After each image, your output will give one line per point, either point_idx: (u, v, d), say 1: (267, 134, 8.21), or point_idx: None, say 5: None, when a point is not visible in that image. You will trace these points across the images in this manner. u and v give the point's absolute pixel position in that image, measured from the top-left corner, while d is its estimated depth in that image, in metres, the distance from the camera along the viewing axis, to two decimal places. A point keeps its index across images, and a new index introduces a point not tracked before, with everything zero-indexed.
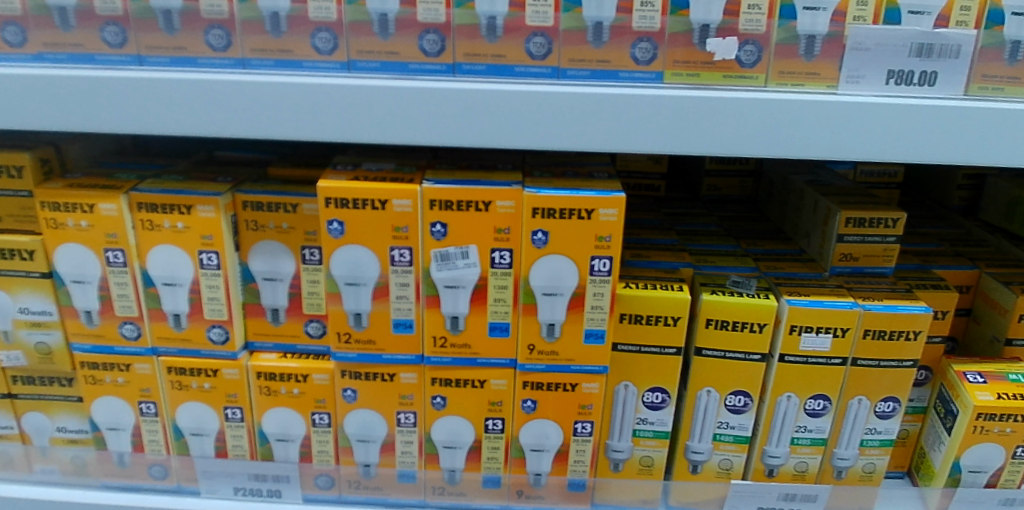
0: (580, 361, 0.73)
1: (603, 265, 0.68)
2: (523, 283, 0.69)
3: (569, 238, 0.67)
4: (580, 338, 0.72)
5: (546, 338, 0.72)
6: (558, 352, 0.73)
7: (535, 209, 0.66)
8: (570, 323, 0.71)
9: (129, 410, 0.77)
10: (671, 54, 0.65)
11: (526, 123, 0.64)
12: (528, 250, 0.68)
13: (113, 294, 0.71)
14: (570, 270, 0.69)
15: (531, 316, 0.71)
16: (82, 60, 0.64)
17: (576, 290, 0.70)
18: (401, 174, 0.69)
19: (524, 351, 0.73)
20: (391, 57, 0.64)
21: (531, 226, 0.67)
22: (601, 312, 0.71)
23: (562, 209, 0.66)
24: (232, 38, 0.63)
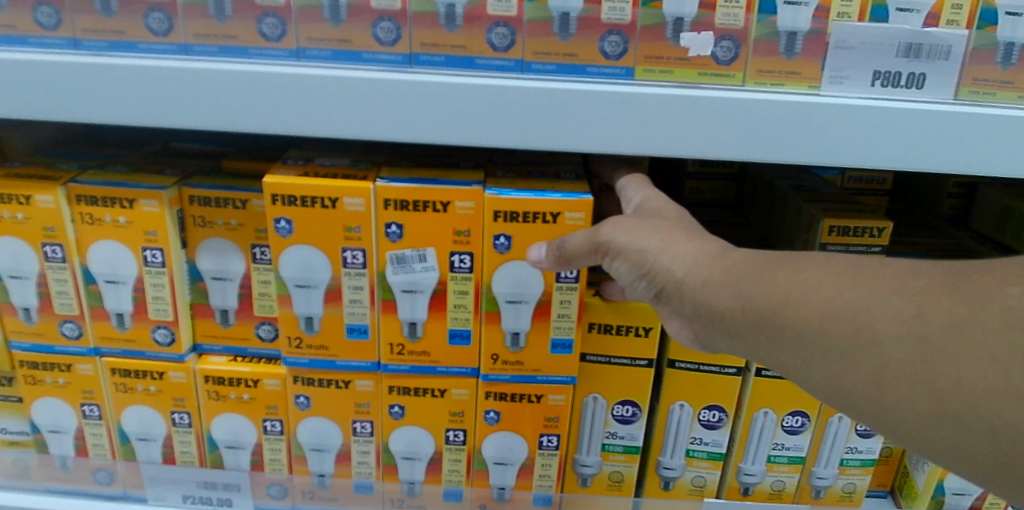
0: (546, 372, 0.70)
1: (569, 271, 0.65)
2: (486, 290, 0.66)
3: (533, 243, 0.64)
4: (546, 348, 0.69)
5: (510, 348, 0.68)
6: (522, 362, 0.69)
7: (496, 212, 0.62)
8: (535, 331, 0.68)
9: (71, 413, 0.73)
10: (642, 48, 0.62)
11: (485, 119, 0.60)
12: (490, 255, 0.64)
13: (53, 290, 0.67)
14: (535, 276, 0.65)
15: (495, 324, 0.67)
16: (16, 43, 0.61)
17: (541, 297, 0.66)
18: (355, 171, 0.66)
19: (487, 361, 0.69)
20: (344, 45, 0.60)
21: (492, 230, 0.63)
22: (568, 321, 0.67)
23: (526, 211, 0.62)
24: (174, 22, 0.60)
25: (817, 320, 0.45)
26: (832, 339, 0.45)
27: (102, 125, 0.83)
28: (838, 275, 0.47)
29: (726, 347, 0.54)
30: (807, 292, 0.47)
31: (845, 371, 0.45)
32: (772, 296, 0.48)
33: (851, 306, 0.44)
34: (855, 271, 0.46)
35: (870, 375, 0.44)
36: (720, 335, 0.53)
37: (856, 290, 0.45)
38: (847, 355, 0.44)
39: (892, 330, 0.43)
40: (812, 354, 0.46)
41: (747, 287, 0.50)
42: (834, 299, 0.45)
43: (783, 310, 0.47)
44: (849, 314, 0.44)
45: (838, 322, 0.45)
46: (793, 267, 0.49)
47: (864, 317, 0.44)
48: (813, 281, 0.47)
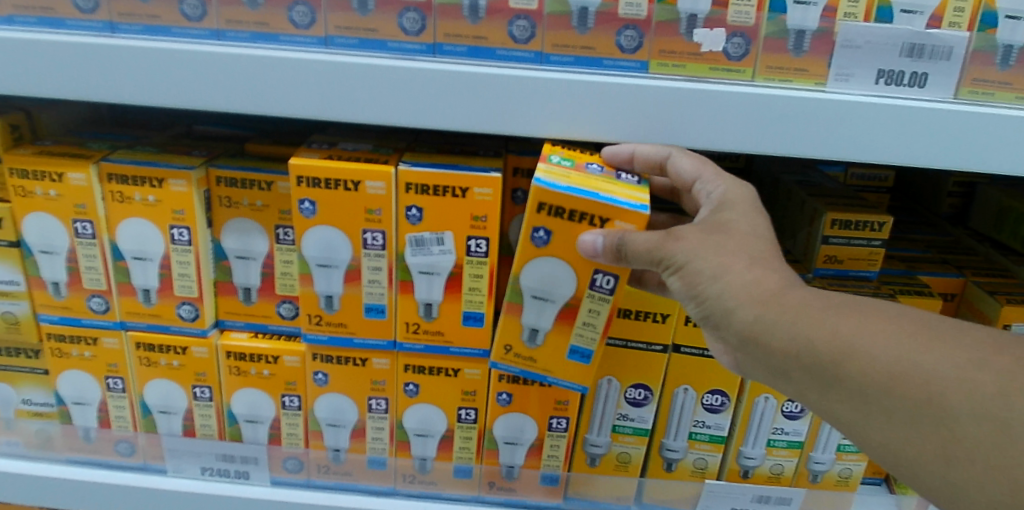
0: (558, 375, 0.68)
1: (605, 281, 0.63)
2: (514, 279, 0.65)
3: (573, 242, 0.62)
4: (562, 351, 0.67)
5: (525, 342, 0.67)
6: (534, 359, 0.68)
7: (541, 205, 0.61)
8: (553, 334, 0.67)
9: (96, 386, 0.75)
10: (657, 43, 0.64)
11: (506, 109, 0.63)
12: (526, 247, 0.63)
13: (82, 266, 0.69)
14: (568, 278, 0.64)
15: (514, 316, 0.67)
16: (54, 25, 0.63)
17: (570, 301, 0.65)
18: (377, 155, 0.68)
19: (500, 349, 0.68)
20: (370, 34, 0.63)
21: (534, 222, 0.62)
22: (591, 331, 0.66)
23: (577, 210, 0.60)
24: (208, 8, 0.62)
25: (886, 379, 0.49)
26: (900, 402, 0.48)
27: (128, 107, 0.84)
28: (910, 336, 0.50)
29: (776, 385, 0.58)
30: (879, 350, 0.50)
31: (904, 433, 0.49)
32: (838, 343, 0.51)
33: (922, 370, 0.48)
34: (930, 335, 0.49)
35: (932, 441, 0.47)
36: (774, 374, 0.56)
37: (932, 356, 0.48)
38: (913, 420, 0.48)
39: (963, 403, 0.46)
40: (875, 410, 0.50)
41: (813, 331, 0.52)
42: (906, 361, 0.48)
43: (848, 362, 0.50)
44: (924, 380, 0.47)
45: (907, 386, 0.48)
46: (861, 317, 0.52)
47: (936, 386, 0.47)
48: (884, 336, 0.50)
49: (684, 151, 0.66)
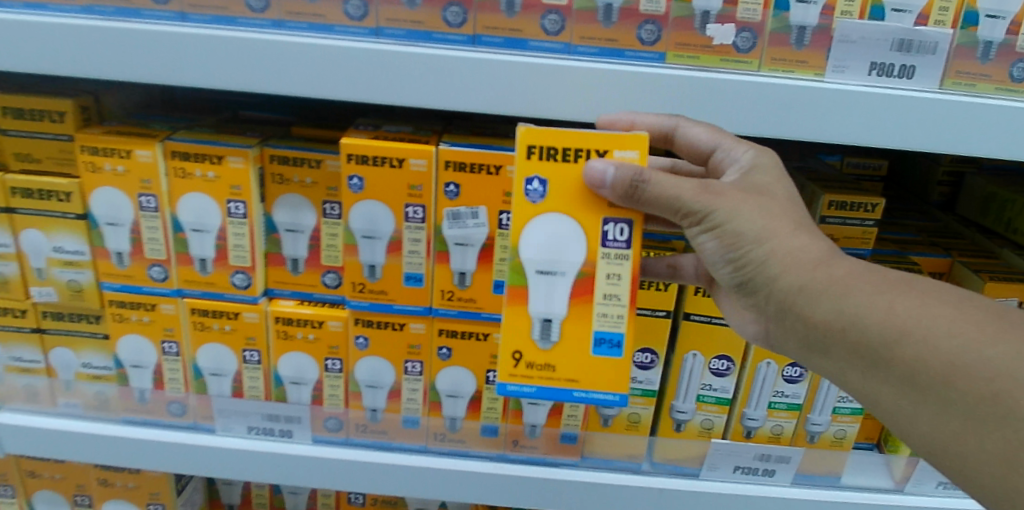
0: (583, 384, 0.65)
1: (618, 232, 0.62)
2: (514, 255, 0.62)
3: (570, 191, 0.62)
4: (586, 343, 0.64)
5: (539, 346, 0.64)
6: (553, 365, 0.65)
7: (531, 149, 0.61)
8: (571, 320, 0.64)
9: (152, 349, 0.80)
10: (675, 36, 0.71)
11: (538, 95, 0.70)
12: (524, 205, 0.62)
13: (144, 237, 0.75)
14: (574, 241, 0.62)
15: (523, 304, 0.64)
16: (128, 14, 0.69)
17: (581, 269, 0.62)
18: (419, 136, 0.75)
19: (510, 363, 0.65)
20: (417, 26, 0.70)
21: (526, 172, 0.61)
22: (613, 303, 0.63)
23: (570, 147, 0.61)
24: (270, 1, 0.68)
25: (945, 369, 0.52)
26: (963, 396, 0.51)
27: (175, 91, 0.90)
28: (977, 328, 0.52)
29: (819, 363, 0.62)
30: (940, 340, 0.52)
31: (961, 426, 0.52)
32: (894, 325, 0.54)
33: (989, 365, 0.50)
34: (999, 328, 0.51)
35: (996, 439, 0.50)
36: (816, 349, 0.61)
37: (995, 351, 0.50)
38: (969, 413, 0.51)
39: (1023, 401, 0.48)
40: (930, 399, 0.53)
41: (865, 310, 0.56)
42: (967, 353, 0.51)
43: (902, 344, 0.54)
44: (981, 372, 0.50)
45: (969, 379, 0.51)
46: (922, 301, 0.54)
47: (1003, 385, 0.49)
48: (944, 326, 0.53)
49: (692, 121, 0.72)
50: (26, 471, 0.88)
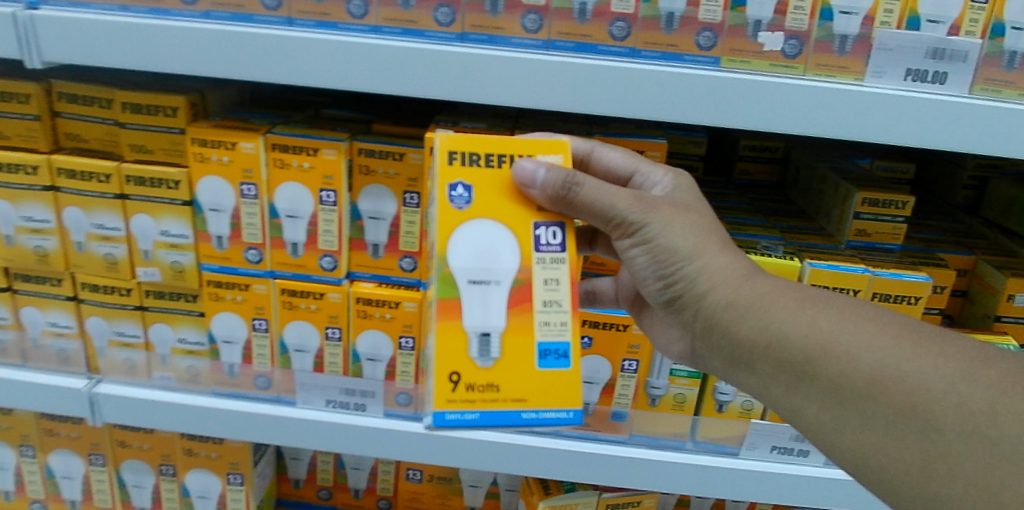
0: (531, 402, 0.60)
1: (549, 235, 0.62)
2: (442, 264, 0.59)
3: (494, 196, 0.61)
4: (530, 358, 0.61)
5: (478, 364, 0.60)
6: (496, 385, 0.60)
7: (452, 157, 0.61)
8: (508, 334, 0.61)
9: (243, 326, 0.88)
10: (728, 43, 0.80)
11: (605, 94, 0.78)
12: (448, 211, 0.60)
13: (243, 222, 0.83)
14: (505, 248, 0.61)
15: (456, 319, 0.60)
16: (242, 19, 0.78)
17: (516, 275, 0.60)
18: (495, 132, 0.84)
19: (448, 387, 0.60)
20: (497, 32, 0.79)
21: (450, 178, 0.61)
22: (553, 310, 0.61)
23: (492, 152, 0.62)
24: (369, 8, 0.78)
25: (866, 382, 0.55)
26: (884, 408, 0.54)
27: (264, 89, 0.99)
28: (893, 343, 0.56)
29: (744, 381, 0.65)
30: (861, 354, 0.56)
31: (881, 439, 0.55)
32: (817, 340, 0.58)
33: (906, 378, 0.54)
34: (916, 342, 0.55)
35: (914, 449, 0.53)
36: (740, 366, 0.64)
37: (911, 363, 0.54)
38: (890, 423, 0.54)
39: (943, 412, 0.52)
40: (852, 412, 0.56)
41: (789, 325, 0.60)
42: (888, 366, 0.55)
43: (825, 359, 0.57)
44: (902, 385, 0.54)
45: (888, 391, 0.54)
46: (841, 317, 0.58)
47: (919, 397, 0.53)
48: (864, 340, 0.57)
49: (608, 147, 0.74)
50: (118, 441, 0.94)
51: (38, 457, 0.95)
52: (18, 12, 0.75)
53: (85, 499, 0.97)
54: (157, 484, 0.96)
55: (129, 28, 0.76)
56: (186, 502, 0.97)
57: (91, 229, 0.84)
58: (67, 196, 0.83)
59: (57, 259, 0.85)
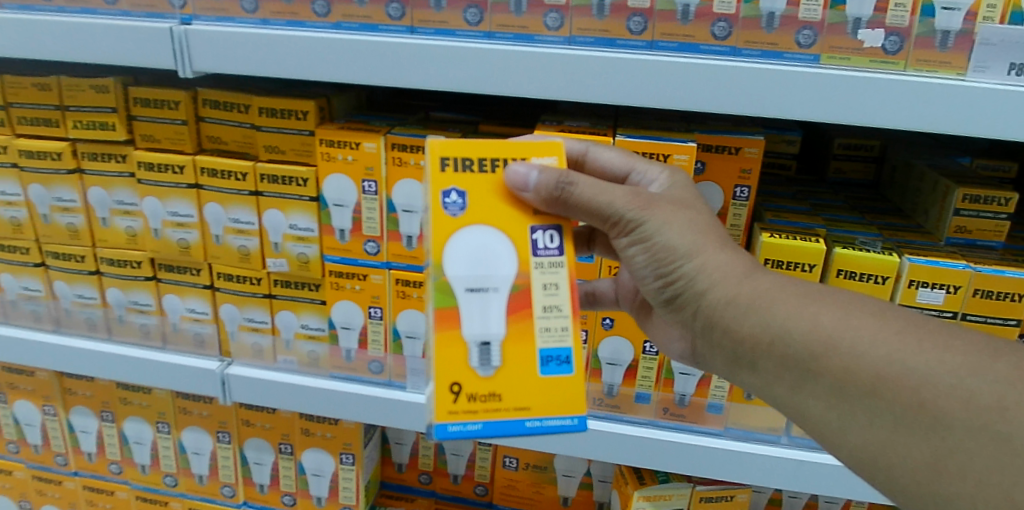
0: (535, 411, 0.60)
1: (547, 239, 0.61)
2: (437, 273, 0.59)
3: (488, 202, 0.61)
4: (532, 365, 0.60)
5: (479, 374, 0.59)
6: (498, 394, 0.59)
7: (444, 163, 0.60)
8: (509, 341, 0.60)
9: (361, 313, 0.95)
10: (828, 40, 0.81)
11: (706, 92, 0.81)
12: (443, 218, 0.60)
13: (364, 217, 0.90)
14: (500, 253, 0.60)
15: (455, 328, 0.59)
16: (370, 29, 0.85)
17: (514, 282, 0.60)
18: (597, 130, 0.89)
19: (449, 398, 0.59)
20: (604, 34, 0.83)
21: (443, 185, 0.60)
22: (554, 316, 0.60)
23: (486, 156, 0.61)
24: (484, 15, 0.84)
25: (871, 379, 0.54)
26: (889, 404, 0.53)
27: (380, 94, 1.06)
28: (898, 337, 0.54)
29: (749, 380, 0.63)
30: (865, 350, 0.54)
31: (890, 436, 0.53)
32: (820, 337, 0.56)
33: (912, 374, 0.52)
34: (920, 337, 0.54)
35: (922, 446, 0.51)
36: (743, 365, 0.62)
37: (915, 358, 0.53)
38: (897, 420, 0.52)
39: (952, 408, 0.50)
40: (859, 409, 0.54)
41: (792, 322, 0.58)
42: (893, 362, 0.53)
43: (829, 355, 0.56)
44: (907, 381, 0.52)
45: (895, 388, 0.53)
46: (844, 312, 0.57)
47: (928, 393, 0.51)
48: (868, 335, 0.55)
49: (604, 146, 0.74)
50: (243, 420, 1.02)
51: (172, 433, 1.04)
52: (175, 27, 0.85)
53: (211, 474, 1.05)
54: (275, 462, 1.03)
55: (270, 39, 0.84)
56: (302, 480, 1.04)
57: (228, 223, 0.92)
58: (208, 193, 0.92)
59: (198, 250, 0.94)
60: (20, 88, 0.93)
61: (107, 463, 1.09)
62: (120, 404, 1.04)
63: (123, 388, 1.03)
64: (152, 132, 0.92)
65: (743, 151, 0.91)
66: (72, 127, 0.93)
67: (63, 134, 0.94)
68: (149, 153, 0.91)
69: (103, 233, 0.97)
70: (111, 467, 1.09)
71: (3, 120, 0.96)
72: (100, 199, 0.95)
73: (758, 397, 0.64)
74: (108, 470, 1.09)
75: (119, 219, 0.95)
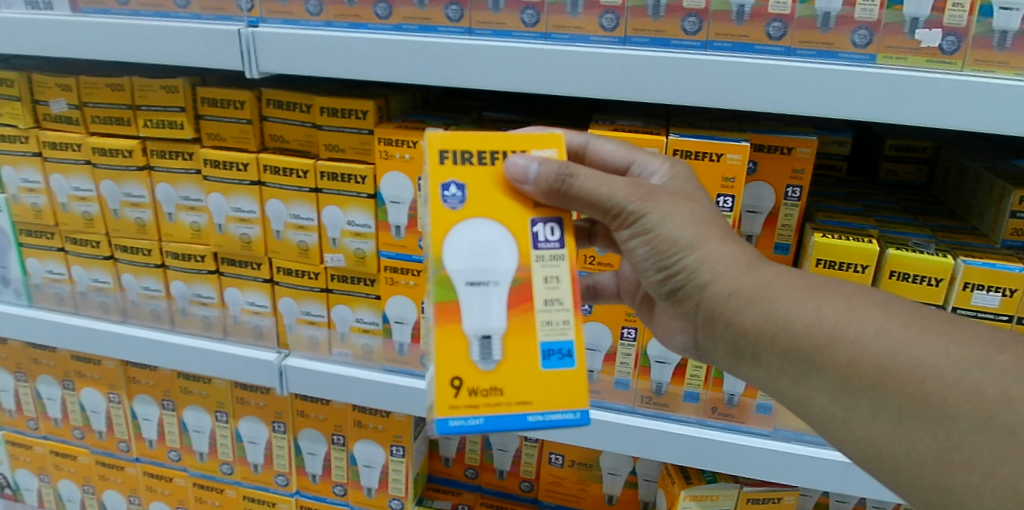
0: (537, 405, 0.60)
1: (548, 232, 0.61)
2: (437, 267, 0.59)
3: (487, 196, 0.61)
4: (533, 359, 0.60)
5: (480, 368, 0.59)
6: (499, 388, 0.60)
7: (443, 157, 0.61)
8: (510, 335, 0.60)
9: (415, 309, 0.96)
10: (884, 40, 0.81)
11: (759, 91, 0.80)
12: (442, 211, 0.60)
13: (419, 214, 0.91)
14: (501, 247, 0.60)
15: (455, 322, 0.59)
16: (429, 30, 0.88)
17: (514, 275, 0.60)
18: (651, 129, 0.91)
19: (450, 393, 0.59)
20: (659, 34, 0.84)
21: (442, 178, 0.60)
22: (555, 309, 0.61)
23: (485, 149, 0.62)
24: (541, 17, 0.85)
25: (875, 371, 0.55)
26: (894, 397, 0.54)
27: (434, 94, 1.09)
28: (904, 329, 0.55)
29: (751, 373, 0.64)
30: (869, 342, 0.56)
31: (894, 429, 0.54)
32: (824, 329, 0.58)
33: (917, 366, 0.53)
34: (926, 329, 0.55)
35: (928, 439, 0.52)
36: (745, 358, 0.63)
37: (920, 350, 0.54)
38: (902, 414, 0.53)
39: (957, 400, 0.51)
40: (863, 402, 0.56)
41: (795, 315, 0.59)
42: (897, 354, 0.54)
43: (832, 348, 0.57)
44: (912, 373, 0.53)
45: (899, 380, 0.54)
46: (847, 305, 0.58)
47: (932, 386, 0.52)
48: (873, 328, 0.56)
49: (604, 138, 0.75)
50: (298, 410, 1.05)
51: (230, 422, 1.08)
52: (243, 30, 0.88)
53: (266, 463, 1.09)
54: (327, 452, 1.06)
55: (333, 41, 0.87)
56: (353, 470, 1.07)
57: (289, 219, 0.96)
58: (270, 190, 0.95)
59: (259, 246, 0.97)
60: (95, 88, 0.97)
61: (167, 450, 1.13)
62: (180, 393, 1.08)
63: (184, 378, 1.07)
64: (218, 131, 0.96)
65: (796, 151, 0.91)
66: (142, 126, 0.97)
67: (133, 133, 0.98)
68: (214, 151, 0.95)
69: (169, 228, 1.01)
70: (170, 455, 1.13)
71: (77, 119, 1.00)
72: (167, 195, 0.99)
73: (759, 390, 0.65)
74: (167, 457, 1.14)
75: (184, 214, 1.00)
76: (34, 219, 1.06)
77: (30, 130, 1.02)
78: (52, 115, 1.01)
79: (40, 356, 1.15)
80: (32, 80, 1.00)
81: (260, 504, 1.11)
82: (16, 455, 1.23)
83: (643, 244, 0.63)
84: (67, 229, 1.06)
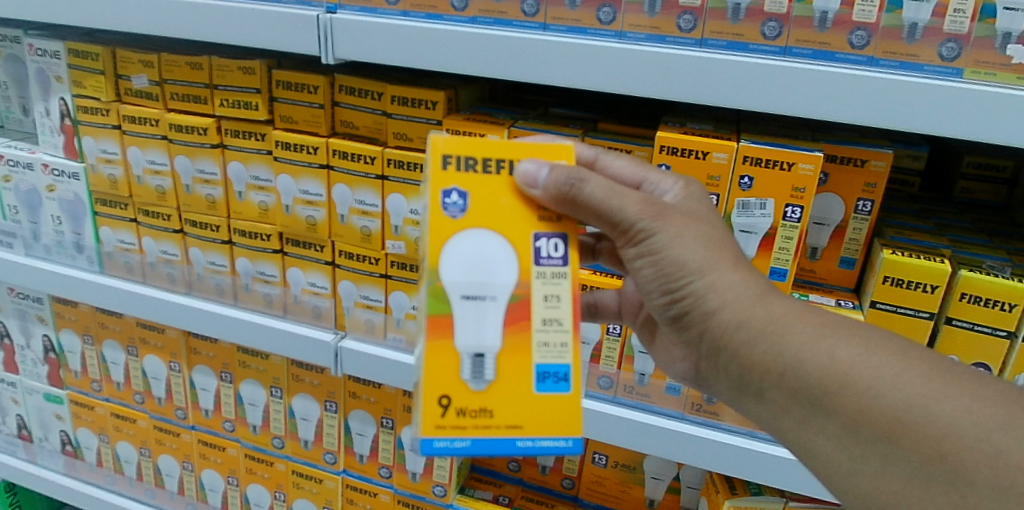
0: (527, 430, 0.60)
1: (553, 247, 0.61)
2: (433, 278, 0.59)
3: (488, 206, 0.61)
4: (527, 381, 0.61)
5: (471, 387, 0.60)
6: (489, 410, 0.60)
7: (446, 161, 0.61)
8: (505, 355, 0.60)
9: None
10: (974, 54, 0.76)
11: (833, 101, 0.77)
12: (442, 219, 0.60)
13: None
14: (500, 262, 0.60)
15: (447, 338, 0.60)
16: (504, 24, 0.88)
17: (513, 291, 0.60)
18: (721, 134, 0.89)
19: (437, 412, 0.59)
20: (737, 38, 0.81)
21: (443, 184, 0.60)
22: (557, 330, 0.61)
23: (490, 157, 0.61)
24: (617, 15, 0.84)
25: (890, 424, 0.53)
26: (907, 453, 0.52)
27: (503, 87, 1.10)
28: (924, 382, 0.53)
29: (754, 409, 0.63)
30: (885, 391, 0.54)
31: (904, 486, 0.53)
32: (836, 372, 0.56)
33: (936, 422, 0.51)
34: (950, 382, 0.53)
35: (940, 502, 0.51)
36: (750, 394, 0.62)
37: (941, 406, 0.52)
38: (916, 472, 0.52)
39: (976, 462, 0.49)
40: (871, 454, 0.54)
41: (806, 354, 0.57)
42: (914, 407, 0.52)
43: (845, 392, 0.55)
44: (930, 430, 0.51)
45: (915, 436, 0.52)
46: (863, 349, 0.56)
47: (950, 445, 0.50)
48: (890, 377, 0.54)
49: (615, 154, 0.73)
50: (350, 391, 1.07)
51: (284, 398, 1.11)
52: (322, 15, 0.90)
53: (316, 440, 1.12)
54: (376, 434, 1.09)
55: (409, 32, 0.88)
56: (400, 454, 1.08)
57: (354, 204, 0.97)
58: (338, 174, 0.97)
59: (323, 228, 1.00)
60: (175, 66, 1.01)
61: (222, 421, 1.17)
62: (239, 367, 1.12)
63: (243, 352, 1.11)
64: (290, 114, 0.98)
65: (869, 164, 0.88)
66: (218, 105, 1.00)
67: (210, 111, 1.01)
68: (287, 134, 0.97)
69: (237, 205, 1.04)
70: (225, 425, 1.17)
71: (157, 95, 1.04)
72: (238, 173, 1.02)
73: (760, 426, 0.64)
74: (222, 427, 1.18)
75: (254, 193, 1.02)
76: (109, 189, 1.10)
77: (111, 104, 1.06)
78: (133, 90, 1.05)
79: (107, 321, 1.19)
80: (116, 55, 1.04)
81: (308, 479, 1.14)
82: (78, 415, 1.29)
83: (651, 262, 0.62)
84: (140, 201, 1.10)
